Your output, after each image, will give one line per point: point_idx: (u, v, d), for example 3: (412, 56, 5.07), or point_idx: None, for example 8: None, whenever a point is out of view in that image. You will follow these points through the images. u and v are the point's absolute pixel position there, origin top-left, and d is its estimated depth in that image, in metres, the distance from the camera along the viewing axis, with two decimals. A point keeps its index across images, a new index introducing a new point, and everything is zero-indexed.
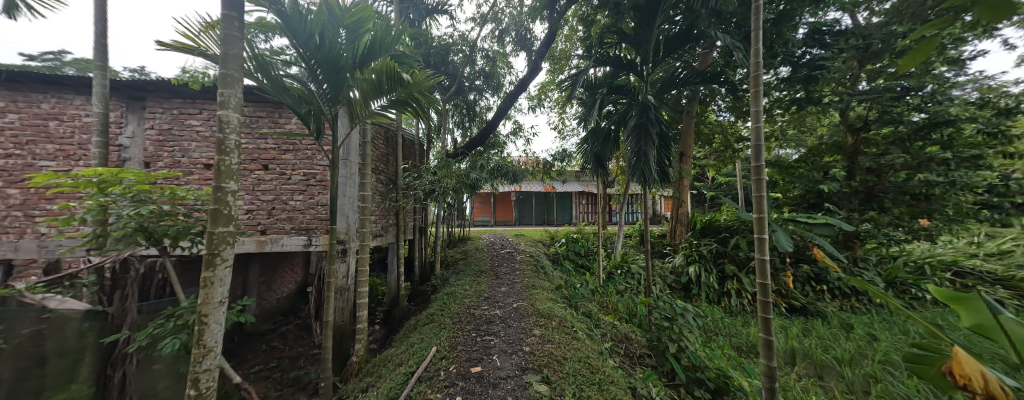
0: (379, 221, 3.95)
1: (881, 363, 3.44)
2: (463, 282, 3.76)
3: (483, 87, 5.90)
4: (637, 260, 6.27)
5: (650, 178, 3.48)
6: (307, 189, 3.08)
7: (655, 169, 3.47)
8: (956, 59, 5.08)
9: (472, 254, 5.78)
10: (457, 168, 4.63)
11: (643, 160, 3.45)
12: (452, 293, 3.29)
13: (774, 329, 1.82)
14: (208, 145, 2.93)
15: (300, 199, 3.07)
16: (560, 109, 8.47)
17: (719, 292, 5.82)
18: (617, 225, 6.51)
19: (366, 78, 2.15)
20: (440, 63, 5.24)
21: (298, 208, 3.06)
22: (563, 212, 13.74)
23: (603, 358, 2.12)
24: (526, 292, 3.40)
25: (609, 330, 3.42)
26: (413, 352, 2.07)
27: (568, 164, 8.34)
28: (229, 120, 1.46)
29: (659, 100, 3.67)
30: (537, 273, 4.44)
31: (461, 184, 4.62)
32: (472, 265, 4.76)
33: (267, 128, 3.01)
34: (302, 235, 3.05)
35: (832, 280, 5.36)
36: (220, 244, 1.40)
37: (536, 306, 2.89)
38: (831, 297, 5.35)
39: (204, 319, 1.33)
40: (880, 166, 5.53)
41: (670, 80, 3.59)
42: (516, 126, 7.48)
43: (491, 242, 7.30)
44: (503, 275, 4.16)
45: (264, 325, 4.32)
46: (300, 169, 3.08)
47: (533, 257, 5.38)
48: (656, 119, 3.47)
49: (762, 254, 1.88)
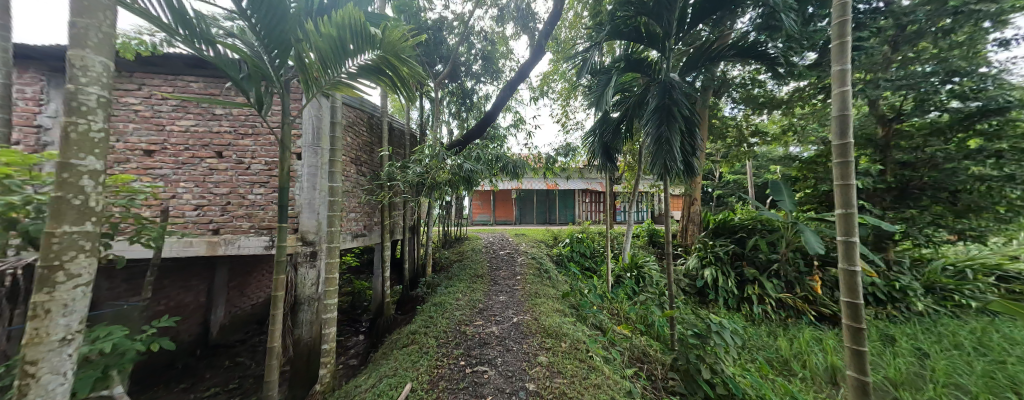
0: (361, 220, 3.49)
1: (944, 386, 2.94)
2: (455, 289, 3.27)
3: (481, 73, 5.45)
4: (647, 263, 5.78)
5: (673, 170, 2.96)
6: (268, 181, 2.61)
7: (679, 160, 2.94)
8: (1006, 39, 4.57)
9: (469, 255, 5.32)
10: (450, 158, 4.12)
11: (666, 149, 2.92)
12: (441, 303, 2.80)
13: (871, 367, 1.35)
14: (147, 127, 2.45)
15: (261, 193, 2.60)
16: (562, 102, 7.99)
17: (738, 298, 5.32)
18: (626, 224, 6.02)
19: (323, 32, 1.62)
20: (434, 43, 4.69)
21: (257, 203, 2.58)
22: (565, 211, 13.28)
23: (630, 399, 1.63)
24: (528, 302, 2.91)
25: (625, 347, 2.93)
26: (381, 390, 1.59)
27: (571, 159, 7.89)
28: (88, 64, 0.96)
29: (683, 79, 3.16)
30: (540, 277, 3.97)
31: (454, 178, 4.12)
32: (467, 268, 4.29)
33: (220, 108, 2.53)
34: (262, 236, 2.57)
35: (865, 285, 4.87)
36: (67, 252, 0.91)
37: (541, 321, 2.41)
38: (864, 304, 4.86)
39: (26, 372, 0.84)
40: (918, 160, 5.03)
41: (697, 54, 3.05)
42: (516, 118, 7.00)
43: (489, 242, 6.83)
44: (502, 281, 3.67)
45: (234, 336, 3.85)
46: (261, 157, 2.61)
47: (535, 260, 4.91)
48: (681, 100, 2.98)
49: (849, 263, 1.39)
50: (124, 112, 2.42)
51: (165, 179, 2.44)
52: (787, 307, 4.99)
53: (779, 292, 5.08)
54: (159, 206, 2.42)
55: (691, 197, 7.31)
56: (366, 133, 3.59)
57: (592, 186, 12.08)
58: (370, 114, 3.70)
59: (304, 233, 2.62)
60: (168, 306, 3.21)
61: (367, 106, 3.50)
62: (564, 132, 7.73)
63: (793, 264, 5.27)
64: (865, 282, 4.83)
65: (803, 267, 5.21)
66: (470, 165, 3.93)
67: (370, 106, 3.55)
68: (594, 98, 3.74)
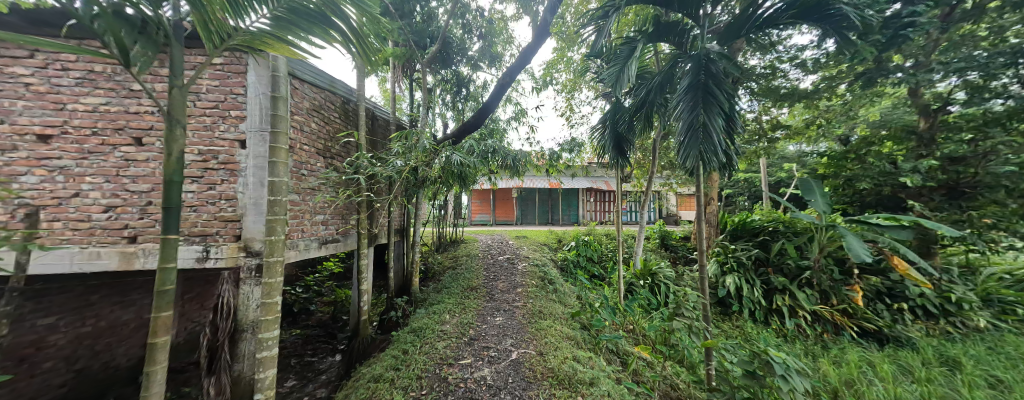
0: (333, 223, 2.95)
1: None
2: (443, 307, 2.71)
3: (478, 58, 4.91)
4: (661, 269, 5.24)
5: (712, 163, 2.37)
6: (202, 176, 2.07)
7: (722, 149, 2.34)
8: None
9: (464, 261, 4.78)
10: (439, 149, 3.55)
11: (704, 135, 2.32)
12: (423, 330, 2.24)
13: None
14: (42, 105, 1.91)
15: (192, 190, 2.05)
16: (566, 94, 7.42)
17: (766, 309, 4.75)
18: (639, 225, 5.45)
19: None
20: (424, 21, 4.12)
21: (187, 205, 2.03)
22: (568, 211, 12.72)
23: None
24: (530, 327, 2.35)
25: (652, 383, 2.38)
26: None
27: (576, 156, 7.35)
28: None
29: (723, 50, 2.56)
30: (544, 289, 3.41)
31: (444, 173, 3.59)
32: (461, 277, 3.75)
33: (138, 83, 1.98)
34: (193, 245, 2.03)
35: (912, 296, 4.30)
36: None
37: (549, 359, 1.85)
38: (912, 318, 4.28)
39: None
40: (972, 154, 4.45)
41: (742, 16, 2.42)
42: (517, 110, 6.43)
43: (487, 246, 6.28)
44: (498, 295, 3.12)
45: (190, 357, 3.39)
46: (192, 145, 2.05)
47: (537, 267, 4.35)
48: (721, 77, 2.38)
49: None
50: (10, 86, 1.88)
51: (65, 173, 1.90)
52: (822, 321, 4.43)
53: (813, 303, 4.50)
54: (57, 207, 1.90)
55: (707, 196, 6.74)
56: (339, 120, 3.05)
57: (597, 185, 11.50)
58: (345, 98, 3.14)
59: (248, 241, 2.08)
60: (97, 326, 2.75)
61: (338, 88, 2.94)
62: (569, 126, 7.20)
63: (827, 272, 4.69)
64: (912, 293, 4.27)
65: (838, 276, 4.65)
66: (462, 157, 3.38)
67: (343, 88, 2.99)
68: (609, 78, 3.14)
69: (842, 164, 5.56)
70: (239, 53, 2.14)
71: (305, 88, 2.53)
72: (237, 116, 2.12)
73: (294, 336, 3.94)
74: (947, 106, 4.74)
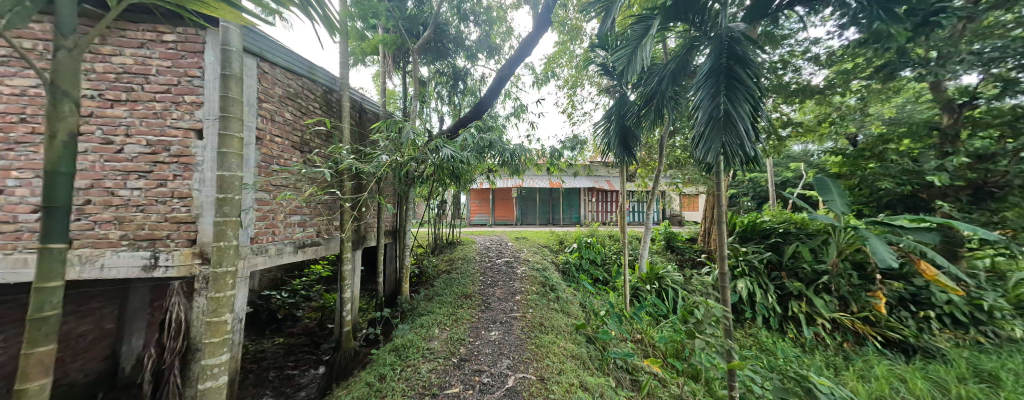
0: (312, 225, 2.67)
1: None
2: (434, 319, 2.43)
3: (476, 49, 4.65)
4: (668, 273, 4.98)
5: (738, 156, 2.08)
6: (150, 171, 1.79)
7: (750, 142, 2.05)
8: None
9: (460, 264, 4.51)
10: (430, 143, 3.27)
11: (729, 124, 2.03)
12: (408, 349, 1.95)
13: None
14: None
15: (139, 187, 1.78)
16: (568, 90, 7.17)
17: (781, 317, 4.48)
18: (646, 225, 5.15)
19: None
20: (416, 7, 3.86)
21: (132, 204, 1.76)
22: (569, 211, 12.46)
23: None
24: (530, 344, 2.07)
25: None
26: None
27: (578, 154, 7.09)
28: None
29: (746, 30, 2.28)
30: (546, 297, 3.12)
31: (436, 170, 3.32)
32: (455, 283, 3.48)
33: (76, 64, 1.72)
34: (140, 250, 1.76)
35: (939, 304, 4.01)
36: None
37: (553, 388, 1.56)
38: (939, 326, 4.00)
39: None
40: (1002, 152, 4.17)
41: None
42: (517, 106, 6.15)
43: (485, 247, 6.02)
44: (495, 304, 2.83)
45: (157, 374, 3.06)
46: (139, 134, 1.78)
47: (537, 271, 4.08)
48: (747, 59, 2.10)
49: None
50: None
51: None
52: (842, 330, 4.15)
53: (832, 311, 4.22)
54: None
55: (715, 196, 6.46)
56: (321, 111, 2.78)
57: (598, 185, 11.24)
58: (327, 88, 2.86)
59: (203, 246, 1.80)
60: None
61: (319, 75, 2.67)
62: (571, 123, 6.93)
63: (846, 277, 4.41)
64: (940, 300, 3.98)
65: (857, 281, 4.38)
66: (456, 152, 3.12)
67: (324, 76, 2.72)
68: (619, 60, 2.82)
69: (859, 163, 5.28)
70: (196, 30, 1.87)
71: (277, 74, 2.25)
72: (193, 102, 1.85)
73: (276, 346, 3.67)
74: (972, 100, 4.46)
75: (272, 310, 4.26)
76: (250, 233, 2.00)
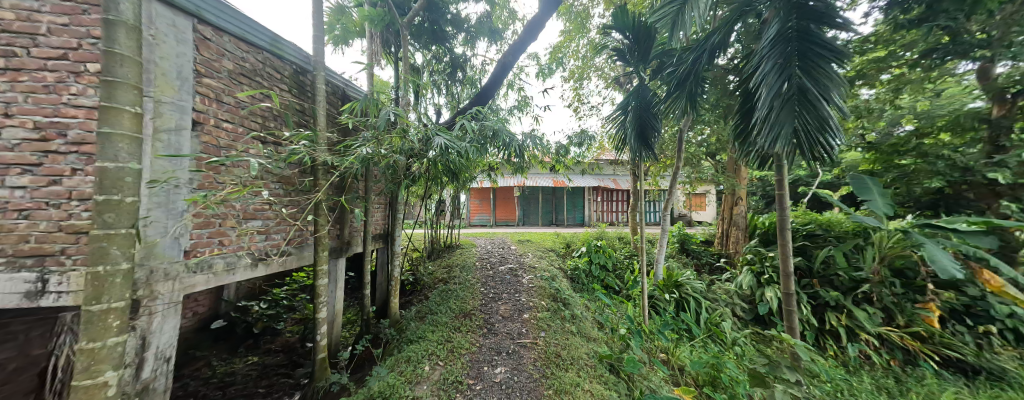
0: (279, 231, 2.21)
1: None
2: (426, 349, 1.99)
3: (477, 32, 4.23)
4: (686, 280, 4.55)
5: (818, 143, 1.61)
6: (38, 164, 1.37)
7: (836, 124, 1.59)
8: None
9: (460, 272, 4.07)
10: (419, 134, 2.79)
11: (806, 102, 1.58)
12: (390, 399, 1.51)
13: None
14: None
15: (23, 185, 1.36)
16: (573, 82, 6.74)
17: (816, 330, 4.03)
18: (662, 228, 4.67)
19: None
20: None
21: (13, 208, 1.35)
22: (573, 211, 12.04)
23: None
24: (546, 388, 1.64)
25: None
26: None
27: (586, 150, 6.66)
28: None
29: None
30: (559, 314, 2.67)
31: (428, 166, 2.86)
32: (454, 296, 3.04)
33: None
34: (23, 271, 1.37)
35: (1000, 317, 3.55)
36: None
37: None
38: (1001, 343, 3.54)
39: None
40: None
41: None
42: (521, 98, 5.69)
43: (486, 252, 5.58)
44: (500, 325, 2.39)
45: None
46: (22, 115, 1.35)
47: (545, 280, 3.65)
48: (822, 24, 1.65)
49: None
50: None
51: None
52: (889, 346, 3.69)
53: (877, 325, 3.76)
54: None
55: (733, 195, 6.00)
56: (292, 95, 2.32)
57: (603, 183, 10.80)
58: (297, 68, 2.39)
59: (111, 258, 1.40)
60: None
61: (285, 50, 2.21)
62: (578, 117, 6.53)
63: (888, 286, 3.96)
64: (1001, 313, 3.52)
65: (901, 290, 3.93)
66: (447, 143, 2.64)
67: (292, 53, 2.25)
68: (662, 19, 2.47)
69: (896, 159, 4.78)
70: None
71: (225, 44, 1.80)
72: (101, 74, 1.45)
73: (249, 366, 3.21)
74: None
75: (249, 324, 3.82)
76: (183, 245, 1.56)
